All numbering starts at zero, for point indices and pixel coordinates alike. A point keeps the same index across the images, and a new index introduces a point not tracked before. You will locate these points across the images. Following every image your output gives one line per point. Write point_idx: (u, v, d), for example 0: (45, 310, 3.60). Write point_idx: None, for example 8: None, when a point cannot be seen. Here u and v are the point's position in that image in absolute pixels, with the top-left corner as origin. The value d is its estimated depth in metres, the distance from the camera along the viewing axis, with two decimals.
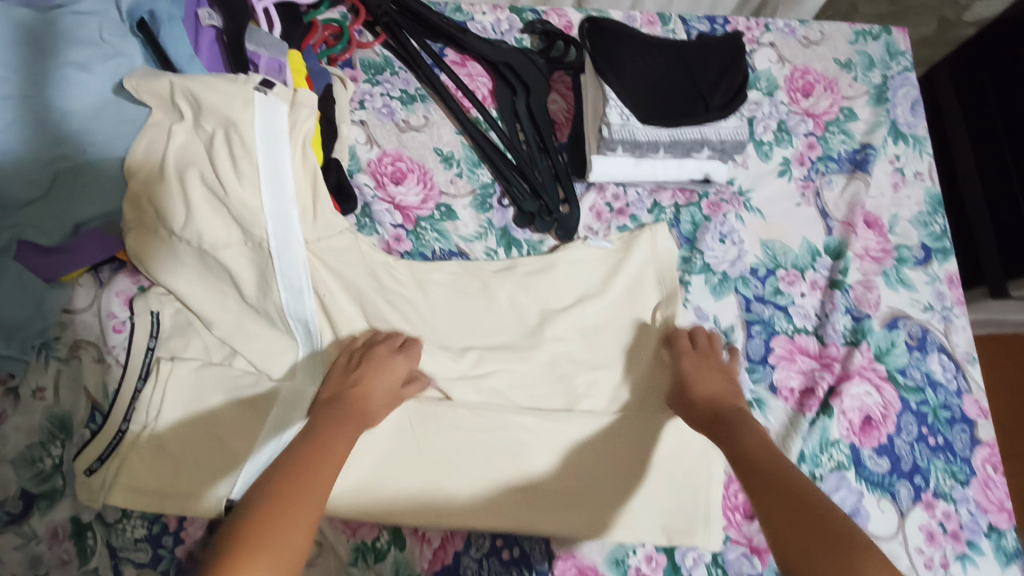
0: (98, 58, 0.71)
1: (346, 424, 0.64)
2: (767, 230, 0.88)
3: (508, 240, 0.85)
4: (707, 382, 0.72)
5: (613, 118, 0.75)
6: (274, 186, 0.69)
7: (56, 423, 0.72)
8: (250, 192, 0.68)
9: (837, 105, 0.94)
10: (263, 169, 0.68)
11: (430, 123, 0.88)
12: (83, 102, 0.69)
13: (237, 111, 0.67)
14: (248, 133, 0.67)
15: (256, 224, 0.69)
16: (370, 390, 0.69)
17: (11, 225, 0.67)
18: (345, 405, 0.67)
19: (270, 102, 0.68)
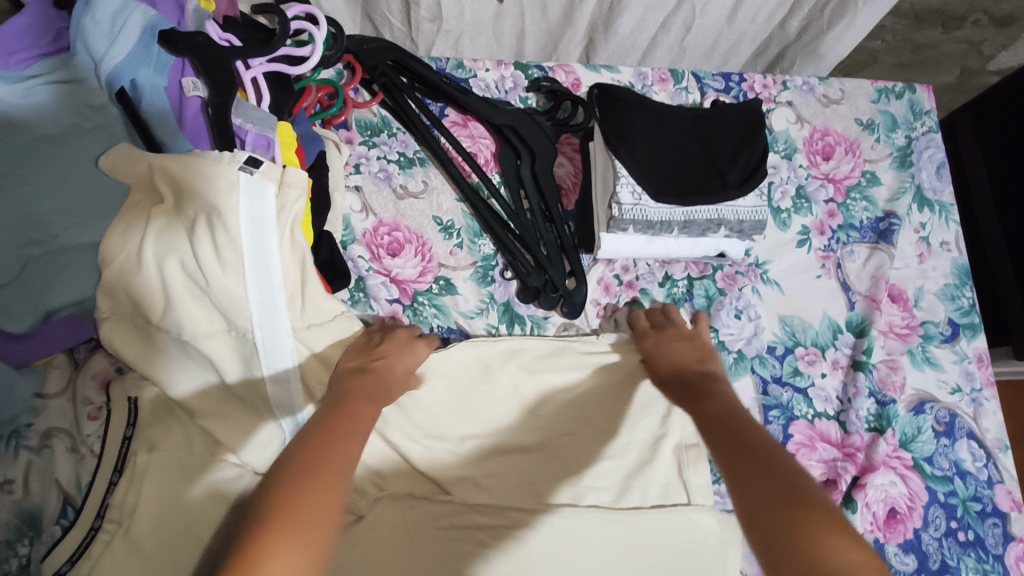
0: (75, 130, 0.68)
1: (374, 390, 0.60)
2: (785, 305, 0.83)
3: (511, 316, 0.80)
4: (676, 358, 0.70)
5: (623, 198, 0.71)
6: (260, 274, 0.64)
7: (24, 519, 0.67)
8: (233, 281, 0.63)
9: (858, 169, 0.89)
10: (247, 256, 0.63)
11: (429, 189, 0.83)
12: (56, 182, 0.66)
13: (220, 195, 0.62)
14: (232, 219, 0.62)
15: (240, 315, 0.65)
16: (395, 364, 0.66)
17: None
18: (370, 372, 0.62)
19: (256, 182, 0.64)
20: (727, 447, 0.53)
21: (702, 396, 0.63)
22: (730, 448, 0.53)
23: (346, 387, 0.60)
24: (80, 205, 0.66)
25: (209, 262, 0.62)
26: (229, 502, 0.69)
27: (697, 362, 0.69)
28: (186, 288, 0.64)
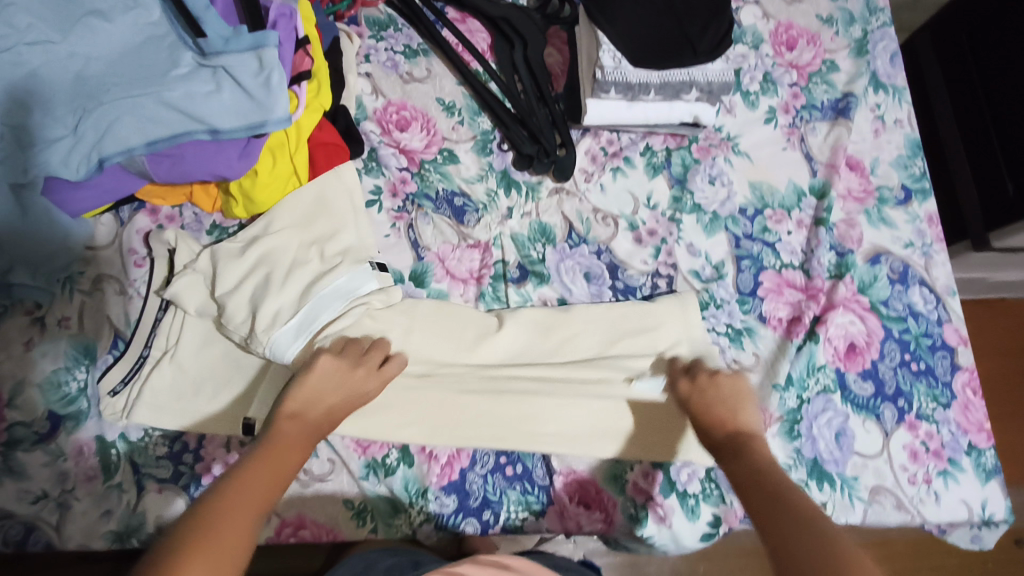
0: (120, 8, 0.69)
1: (303, 438, 0.65)
2: (754, 173, 0.92)
3: (508, 181, 0.89)
4: (719, 407, 0.72)
5: (605, 62, 0.81)
6: (309, 286, 0.76)
7: (81, 349, 0.76)
8: (289, 293, 0.75)
9: (819, 57, 0.99)
10: (306, 276, 0.76)
11: (433, 75, 0.92)
12: (102, 52, 0.70)
13: (323, 223, 0.80)
14: (326, 279, 0.76)
15: (271, 321, 0.73)
16: (332, 399, 0.69)
17: (39, 162, 0.70)
18: (307, 414, 0.67)
19: (367, 275, 0.77)
20: (767, 515, 0.58)
21: (740, 454, 0.67)
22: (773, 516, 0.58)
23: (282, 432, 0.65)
24: (126, 68, 0.71)
25: (286, 287, 0.75)
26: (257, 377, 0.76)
27: (731, 414, 0.71)
28: (259, 288, 0.75)
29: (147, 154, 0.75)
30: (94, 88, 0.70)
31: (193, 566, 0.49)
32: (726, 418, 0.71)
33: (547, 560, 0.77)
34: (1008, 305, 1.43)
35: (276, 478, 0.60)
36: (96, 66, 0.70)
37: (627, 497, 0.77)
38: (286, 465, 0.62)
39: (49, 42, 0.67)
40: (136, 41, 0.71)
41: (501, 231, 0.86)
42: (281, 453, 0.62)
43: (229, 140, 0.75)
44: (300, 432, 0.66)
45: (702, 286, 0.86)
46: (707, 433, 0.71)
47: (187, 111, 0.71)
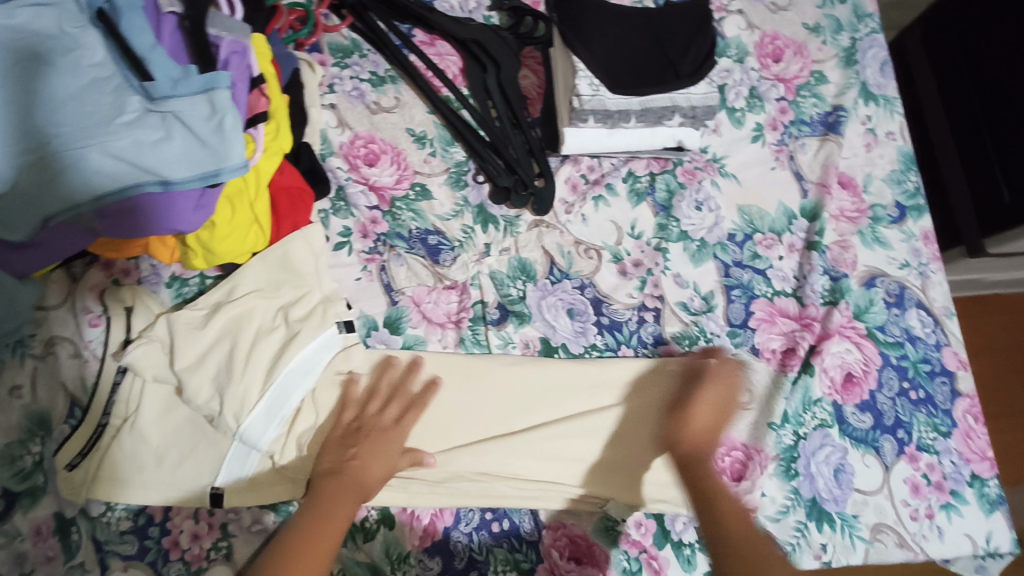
0: (59, 51, 0.65)
1: (348, 491, 0.66)
2: (743, 195, 0.88)
3: (485, 217, 0.84)
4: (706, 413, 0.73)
5: (582, 90, 0.76)
6: (277, 366, 0.72)
7: (34, 420, 0.70)
8: (257, 378, 0.71)
9: (807, 69, 0.95)
10: (273, 355, 0.73)
11: (402, 104, 0.87)
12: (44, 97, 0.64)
13: (286, 297, 0.75)
14: (292, 354, 0.72)
15: (239, 409, 0.70)
16: (369, 466, 0.68)
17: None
18: (340, 479, 0.67)
19: (333, 339, 0.74)
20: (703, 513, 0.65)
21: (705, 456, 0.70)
22: (721, 542, 0.63)
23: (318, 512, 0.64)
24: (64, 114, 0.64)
25: (251, 367, 0.71)
26: (221, 452, 0.72)
27: (716, 424, 0.73)
28: (225, 366, 0.71)
29: (94, 210, 0.67)
30: (28, 141, 0.62)
31: None
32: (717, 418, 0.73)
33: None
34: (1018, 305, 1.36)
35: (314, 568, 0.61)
36: (30, 116, 0.63)
37: (620, 550, 0.73)
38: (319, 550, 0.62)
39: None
40: (80, 85, 0.65)
41: (478, 270, 0.82)
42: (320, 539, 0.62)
43: (183, 192, 0.68)
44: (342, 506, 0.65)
45: (692, 319, 0.82)
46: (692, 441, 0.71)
47: (135, 161, 0.65)
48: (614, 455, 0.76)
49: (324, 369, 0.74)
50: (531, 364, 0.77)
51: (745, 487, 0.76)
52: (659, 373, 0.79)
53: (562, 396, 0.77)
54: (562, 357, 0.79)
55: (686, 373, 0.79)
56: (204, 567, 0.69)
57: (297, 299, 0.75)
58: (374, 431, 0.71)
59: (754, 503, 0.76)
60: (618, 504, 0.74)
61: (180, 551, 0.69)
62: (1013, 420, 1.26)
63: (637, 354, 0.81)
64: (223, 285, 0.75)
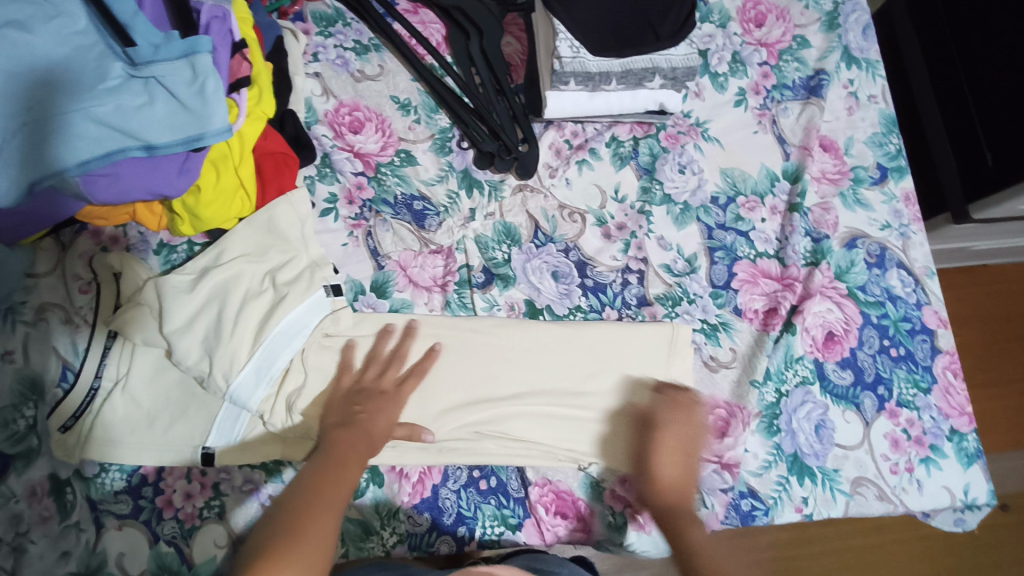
0: (40, 18, 0.64)
1: (356, 441, 0.67)
2: (726, 159, 0.89)
3: (469, 182, 0.85)
4: (681, 465, 0.70)
5: (563, 52, 0.76)
6: (265, 328, 0.72)
7: (27, 385, 0.70)
8: (246, 340, 0.72)
9: (789, 34, 0.95)
10: (261, 318, 0.73)
11: (386, 72, 0.88)
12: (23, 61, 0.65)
13: (274, 262, 0.76)
14: (279, 316, 0.73)
15: (229, 369, 0.70)
16: (376, 420, 0.69)
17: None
18: (350, 428, 0.68)
19: (321, 302, 0.75)
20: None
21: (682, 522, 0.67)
22: None
23: (329, 458, 0.64)
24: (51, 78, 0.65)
25: (238, 330, 0.72)
26: (212, 415, 0.73)
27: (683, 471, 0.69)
28: (214, 329, 0.72)
29: (80, 176, 0.68)
30: (10, 106, 0.63)
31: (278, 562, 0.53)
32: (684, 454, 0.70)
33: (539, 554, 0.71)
34: (1009, 273, 1.36)
35: (336, 502, 0.60)
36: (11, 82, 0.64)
37: (605, 505, 0.75)
38: (337, 487, 0.62)
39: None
40: (64, 52, 0.65)
41: (463, 235, 0.82)
42: (337, 478, 0.62)
43: (167, 157, 0.70)
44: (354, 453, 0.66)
45: (675, 281, 0.83)
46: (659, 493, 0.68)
47: (120, 128, 0.67)
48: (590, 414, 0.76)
49: (312, 331, 0.74)
50: (517, 325, 0.78)
51: (729, 443, 0.78)
52: (644, 334, 0.79)
53: (547, 358, 0.78)
54: (546, 318, 0.80)
55: (670, 336, 0.79)
56: (197, 525, 0.70)
57: (284, 263, 0.76)
58: (376, 395, 0.71)
59: (736, 458, 0.77)
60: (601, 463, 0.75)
61: (173, 510, 0.70)
62: (1006, 387, 1.27)
63: (620, 316, 0.82)
64: (207, 252, 0.75)
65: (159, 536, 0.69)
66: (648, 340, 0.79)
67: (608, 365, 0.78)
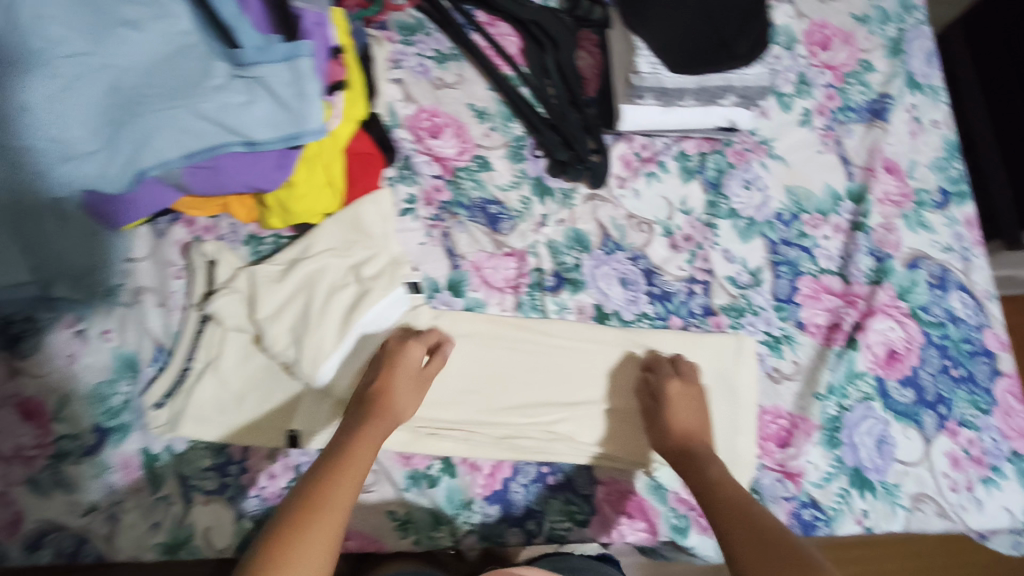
0: None
1: (371, 419, 0.68)
2: (790, 176, 0.91)
3: (542, 189, 0.87)
4: (684, 413, 0.74)
5: (643, 68, 0.80)
6: (351, 322, 0.76)
7: (123, 361, 0.77)
8: (332, 332, 0.75)
9: (854, 58, 0.97)
10: (346, 312, 0.76)
11: (464, 81, 0.91)
12: None
13: (359, 258, 0.79)
14: (364, 309, 0.76)
15: (314, 359, 0.73)
16: (394, 395, 0.70)
17: (77, 176, 0.67)
18: (364, 407, 0.69)
19: (402, 298, 0.79)
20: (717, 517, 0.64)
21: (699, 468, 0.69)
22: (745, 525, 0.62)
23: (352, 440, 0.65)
24: (156, 75, 0.69)
25: (325, 321, 0.75)
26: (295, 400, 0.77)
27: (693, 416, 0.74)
28: (303, 320, 0.75)
29: (184, 166, 0.73)
30: (126, 100, 0.68)
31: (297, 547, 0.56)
32: (693, 399, 0.75)
33: (563, 557, 0.79)
34: None
35: (351, 482, 0.62)
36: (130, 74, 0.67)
37: (669, 507, 0.76)
38: (350, 478, 0.62)
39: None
40: (166, 53, 0.69)
41: (535, 239, 0.85)
42: (352, 460, 0.63)
43: (265, 153, 0.73)
44: (373, 432, 0.67)
45: (740, 292, 0.85)
46: (669, 438, 0.73)
47: (221, 121, 0.70)
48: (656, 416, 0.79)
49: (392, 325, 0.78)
50: (586, 328, 0.81)
51: (792, 453, 0.79)
52: (709, 341, 0.82)
53: (615, 361, 0.81)
54: (614, 323, 0.83)
55: (734, 349, 0.82)
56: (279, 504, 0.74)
57: (367, 258, 0.80)
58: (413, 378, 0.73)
59: (799, 468, 0.79)
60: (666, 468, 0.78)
61: (257, 488, 0.74)
62: None
63: (686, 324, 0.84)
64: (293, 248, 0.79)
65: (243, 512, 0.74)
66: (717, 354, 0.81)
67: None
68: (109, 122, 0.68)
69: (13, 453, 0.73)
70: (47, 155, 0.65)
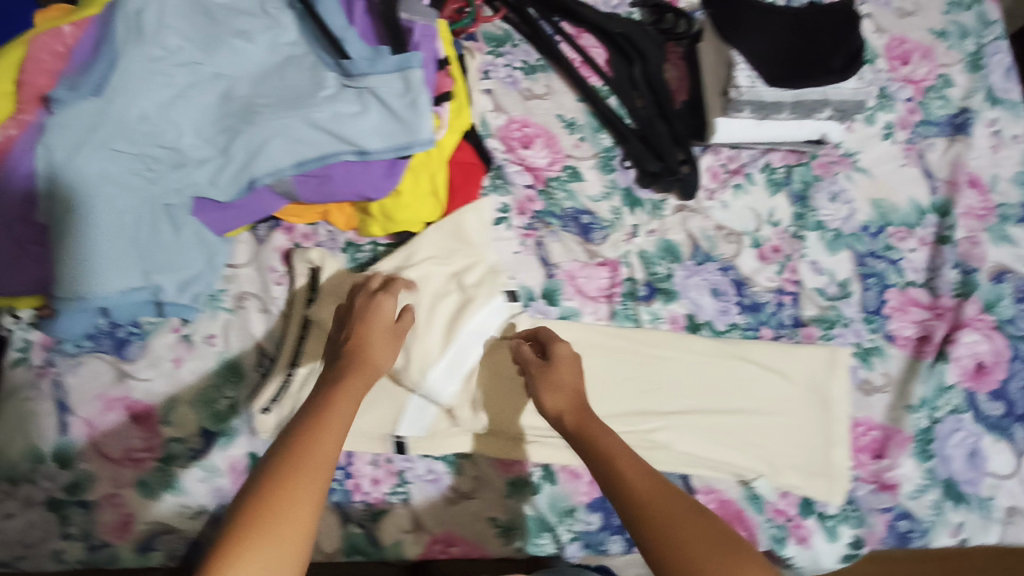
0: (261, 29, 0.75)
1: (352, 374, 0.62)
2: (875, 189, 0.92)
3: (632, 200, 0.89)
4: (558, 385, 0.68)
5: (741, 82, 0.80)
6: (458, 328, 0.77)
7: (227, 366, 0.78)
8: (440, 338, 0.76)
9: (934, 72, 0.98)
10: (452, 319, 0.77)
11: (553, 92, 0.92)
12: (247, 72, 0.75)
13: (461, 266, 0.81)
14: (468, 316, 0.77)
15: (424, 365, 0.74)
16: (372, 347, 0.65)
17: (186, 182, 0.73)
18: (347, 361, 0.63)
19: (501, 307, 0.79)
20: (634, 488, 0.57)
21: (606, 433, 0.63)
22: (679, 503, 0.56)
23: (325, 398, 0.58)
24: (270, 89, 0.74)
25: (427, 328, 0.76)
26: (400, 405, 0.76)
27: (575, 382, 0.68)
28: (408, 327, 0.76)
29: (295, 175, 0.74)
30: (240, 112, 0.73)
31: (279, 508, 0.49)
32: (574, 374, 0.69)
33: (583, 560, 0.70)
34: None
35: (335, 437, 0.55)
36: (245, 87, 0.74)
37: (766, 518, 0.77)
38: (335, 430, 0.56)
39: (196, 62, 0.72)
40: (274, 60, 0.76)
41: (627, 249, 0.86)
42: (335, 413, 0.57)
43: (376, 162, 0.74)
44: (350, 386, 0.60)
45: (829, 304, 0.86)
46: (569, 402, 0.66)
47: (336, 131, 0.72)
48: (752, 426, 0.79)
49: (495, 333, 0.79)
50: (681, 337, 0.82)
51: (886, 464, 0.80)
52: (803, 352, 0.82)
53: (711, 371, 0.81)
54: (706, 333, 0.83)
55: (828, 361, 0.82)
56: (384, 509, 0.74)
57: (468, 266, 0.81)
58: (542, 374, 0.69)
59: (894, 479, 0.79)
60: (766, 479, 0.78)
61: (362, 494, 0.74)
62: None
63: (777, 335, 0.84)
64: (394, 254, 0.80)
65: (348, 517, 0.74)
66: (812, 367, 0.82)
67: (772, 382, 0.81)
68: (222, 131, 0.73)
69: (123, 456, 0.75)
70: (160, 163, 0.71)
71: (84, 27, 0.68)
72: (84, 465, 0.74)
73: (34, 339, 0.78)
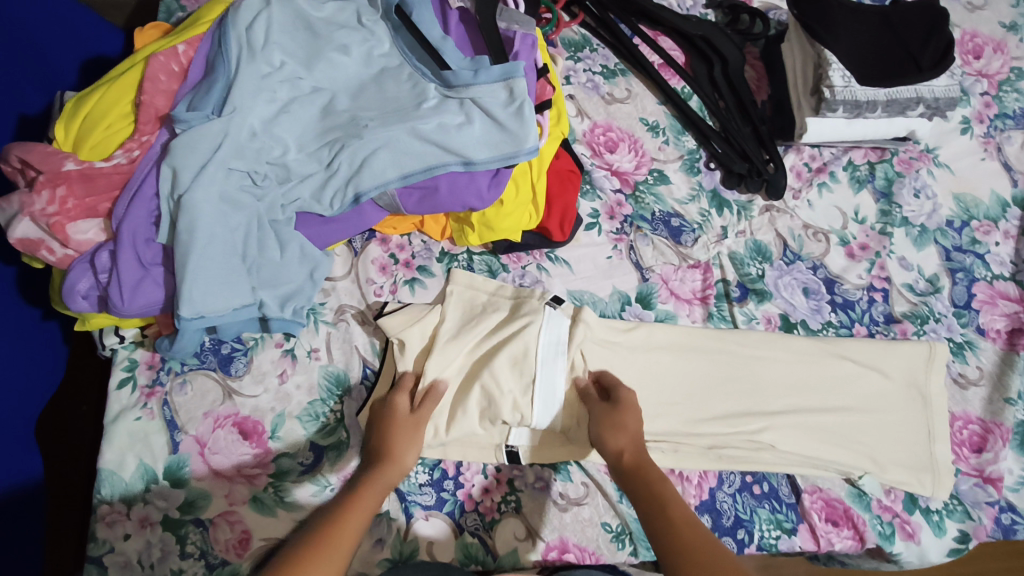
0: (358, 41, 0.76)
1: (379, 476, 0.68)
2: (957, 184, 0.92)
3: (719, 201, 0.89)
4: (619, 435, 0.71)
5: (836, 81, 0.82)
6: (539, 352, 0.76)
7: (332, 380, 0.79)
8: (520, 366, 0.76)
9: (1007, 66, 0.99)
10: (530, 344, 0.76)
11: (633, 95, 0.93)
12: (347, 85, 0.75)
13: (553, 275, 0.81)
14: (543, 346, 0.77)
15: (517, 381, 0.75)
16: (397, 449, 0.70)
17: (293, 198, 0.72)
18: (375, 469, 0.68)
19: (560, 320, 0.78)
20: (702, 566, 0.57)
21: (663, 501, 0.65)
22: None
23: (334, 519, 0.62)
24: (372, 102, 0.74)
25: (499, 367, 0.75)
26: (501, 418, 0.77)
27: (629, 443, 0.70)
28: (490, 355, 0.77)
29: (399, 187, 0.74)
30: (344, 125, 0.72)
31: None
32: (637, 432, 0.71)
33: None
34: None
35: (359, 520, 0.63)
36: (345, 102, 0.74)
37: (874, 515, 0.78)
38: (358, 520, 0.63)
39: (299, 77, 0.73)
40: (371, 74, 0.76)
41: (718, 251, 0.87)
42: (359, 506, 0.64)
43: (481, 171, 0.74)
44: (363, 497, 0.65)
45: (920, 300, 0.87)
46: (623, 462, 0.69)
47: (441, 141, 0.71)
48: (855, 424, 0.80)
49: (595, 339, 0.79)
50: (779, 336, 0.82)
51: (987, 458, 0.81)
52: (900, 348, 0.83)
53: (811, 369, 0.81)
54: (801, 332, 0.84)
55: (924, 358, 0.83)
56: (496, 518, 0.75)
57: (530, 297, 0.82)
58: (605, 416, 0.72)
59: (997, 472, 0.81)
60: (870, 476, 0.79)
61: (474, 503, 0.75)
62: None
63: (871, 332, 0.85)
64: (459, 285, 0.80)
65: (462, 527, 0.74)
66: (911, 365, 0.82)
67: (871, 380, 0.82)
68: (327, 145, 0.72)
69: (235, 472, 0.75)
70: (268, 179, 0.71)
71: (195, 46, 0.72)
72: (196, 483, 0.74)
73: (138, 356, 0.78)
